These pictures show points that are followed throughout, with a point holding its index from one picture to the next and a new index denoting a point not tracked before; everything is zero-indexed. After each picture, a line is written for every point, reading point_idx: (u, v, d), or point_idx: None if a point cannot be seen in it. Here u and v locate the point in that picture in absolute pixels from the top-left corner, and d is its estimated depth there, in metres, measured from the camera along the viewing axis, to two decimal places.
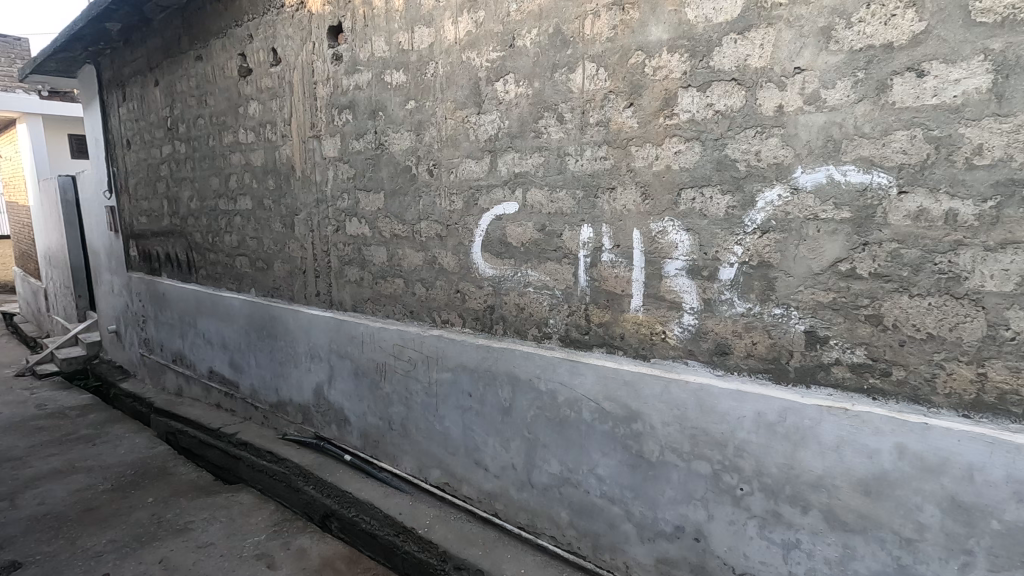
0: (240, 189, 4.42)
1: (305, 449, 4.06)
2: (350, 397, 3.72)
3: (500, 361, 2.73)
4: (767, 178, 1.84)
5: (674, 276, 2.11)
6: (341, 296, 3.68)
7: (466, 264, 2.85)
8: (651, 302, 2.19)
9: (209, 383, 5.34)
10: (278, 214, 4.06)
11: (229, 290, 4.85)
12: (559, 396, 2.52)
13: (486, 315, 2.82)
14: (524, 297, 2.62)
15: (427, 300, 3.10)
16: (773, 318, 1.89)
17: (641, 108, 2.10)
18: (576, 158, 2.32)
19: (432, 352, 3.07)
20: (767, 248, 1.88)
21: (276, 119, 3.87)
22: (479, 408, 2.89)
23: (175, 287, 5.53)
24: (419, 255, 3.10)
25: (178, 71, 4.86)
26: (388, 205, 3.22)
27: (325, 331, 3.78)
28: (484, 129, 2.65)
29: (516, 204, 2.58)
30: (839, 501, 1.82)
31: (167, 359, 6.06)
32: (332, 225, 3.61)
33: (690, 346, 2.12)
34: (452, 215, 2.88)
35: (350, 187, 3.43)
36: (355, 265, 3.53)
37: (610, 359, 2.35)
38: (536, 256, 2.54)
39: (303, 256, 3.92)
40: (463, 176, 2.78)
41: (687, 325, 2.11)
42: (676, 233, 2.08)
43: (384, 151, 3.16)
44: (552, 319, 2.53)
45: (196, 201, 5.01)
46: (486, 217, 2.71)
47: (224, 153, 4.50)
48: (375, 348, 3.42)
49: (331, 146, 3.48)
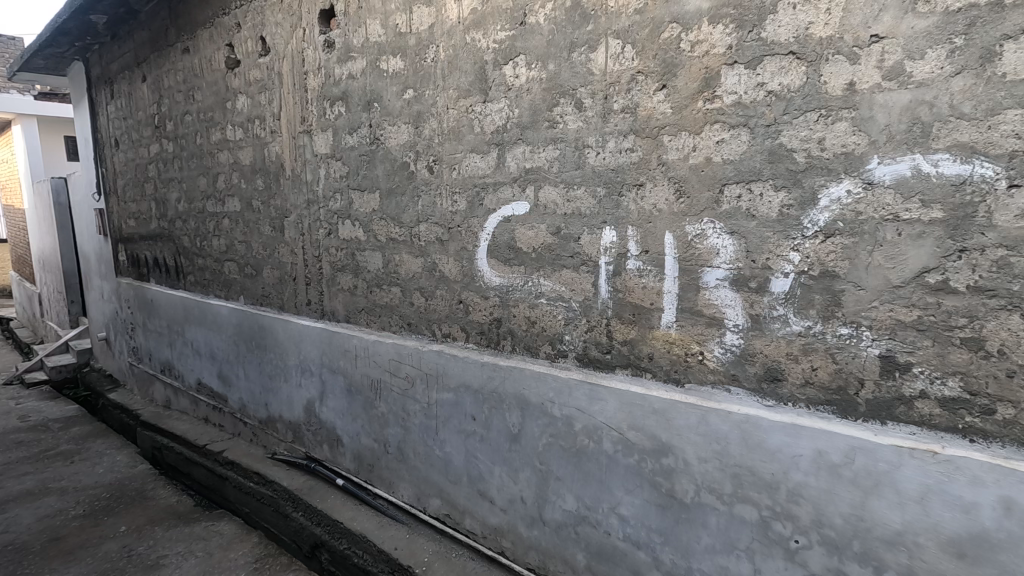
0: (228, 190, 4.13)
1: (295, 471, 3.75)
2: (343, 416, 3.41)
3: (508, 381, 2.42)
4: (833, 171, 1.53)
5: (714, 288, 1.79)
6: (333, 306, 3.38)
7: (470, 271, 2.54)
8: (686, 317, 1.87)
9: (197, 396, 5.04)
10: (268, 217, 3.76)
11: (217, 297, 4.55)
12: (575, 422, 2.21)
13: (492, 330, 2.50)
14: (535, 309, 2.30)
15: (427, 312, 2.79)
16: (838, 338, 1.58)
17: (675, 91, 1.80)
18: (596, 150, 2.02)
19: (432, 369, 2.76)
20: (831, 255, 1.56)
21: (265, 114, 3.58)
22: (484, 433, 2.58)
23: (163, 293, 5.24)
24: (417, 261, 2.79)
25: (165, 66, 4.59)
26: (383, 205, 2.92)
27: (317, 344, 3.48)
28: (490, 120, 2.34)
29: (526, 204, 2.27)
30: (923, 563, 1.49)
31: (156, 369, 5.77)
32: (324, 228, 3.31)
33: (732, 370, 1.80)
34: (453, 217, 2.57)
35: (344, 186, 3.13)
36: (348, 272, 3.22)
37: (636, 382, 2.03)
38: (549, 263, 2.22)
39: (293, 261, 3.62)
40: (467, 173, 2.47)
41: (730, 345, 1.79)
42: (717, 236, 1.76)
43: (380, 146, 2.86)
44: (567, 334, 2.22)
45: (184, 203, 4.73)
46: (492, 219, 2.41)
47: (212, 151, 4.21)
48: (369, 363, 3.12)
49: (322, 142, 3.19)
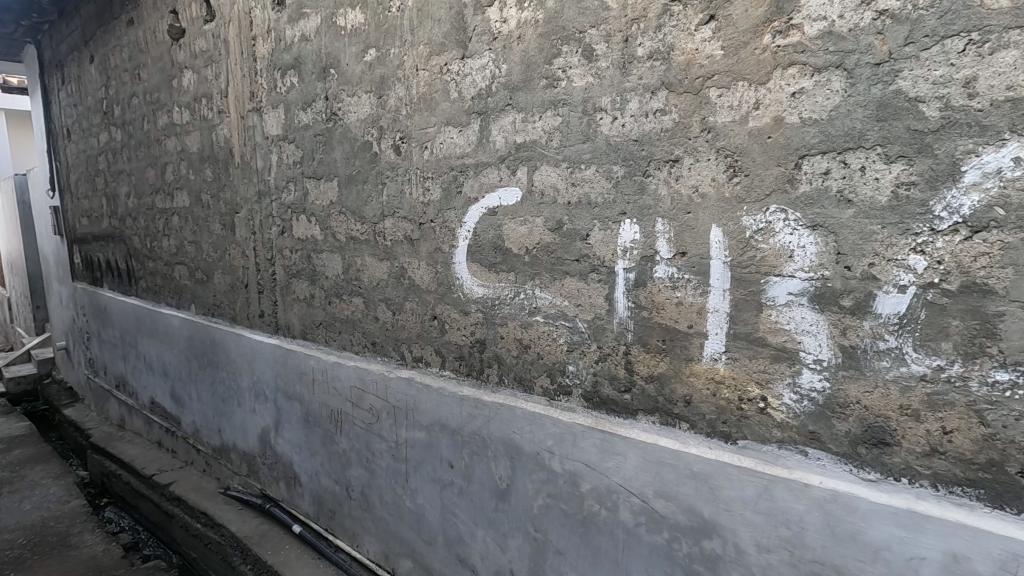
0: (176, 182, 3.57)
1: (248, 512, 3.19)
2: (300, 450, 2.85)
3: (493, 422, 1.87)
4: (990, 128, 0.98)
5: (785, 307, 1.25)
6: (288, 319, 2.82)
7: (445, 279, 1.99)
8: (742, 346, 1.32)
9: (150, 416, 4.47)
10: (217, 212, 3.21)
11: (168, 306, 3.99)
12: (582, 482, 1.65)
13: (473, 355, 1.95)
14: (529, 329, 1.75)
15: (395, 328, 2.24)
16: (989, 388, 1.03)
17: (728, 22, 1.25)
18: (613, 115, 1.47)
19: (400, 400, 2.20)
20: (982, 259, 1.01)
21: (212, 91, 3.03)
22: (464, 485, 2.03)
23: (115, 301, 4.68)
24: (383, 266, 2.24)
25: (111, 43, 4.04)
26: (342, 196, 2.37)
27: (272, 364, 2.92)
28: (470, 81, 1.80)
29: (517, 191, 1.72)
30: None
31: (110, 385, 5.19)
32: (277, 225, 2.76)
33: (811, 425, 1.25)
34: (425, 209, 2.02)
35: (298, 174, 2.58)
36: (304, 279, 2.67)
37: (667, 433, 1.48)
38: (547, 269, 1.67)
39: (244, 265, 3.06)
40: (441, 152, 1.92)
41: (810, 390, 1.23)
42: (791, 233, 1.22)
43: (338, 123, 2.31)
44: (569, 364, 1.67)
45: (133, 199, 4.17)
46: (473, 212, 1.86)
47: (159, 137, 3.66)
48: (329, 389, 2.56)
49: (273, 121, 2.64)
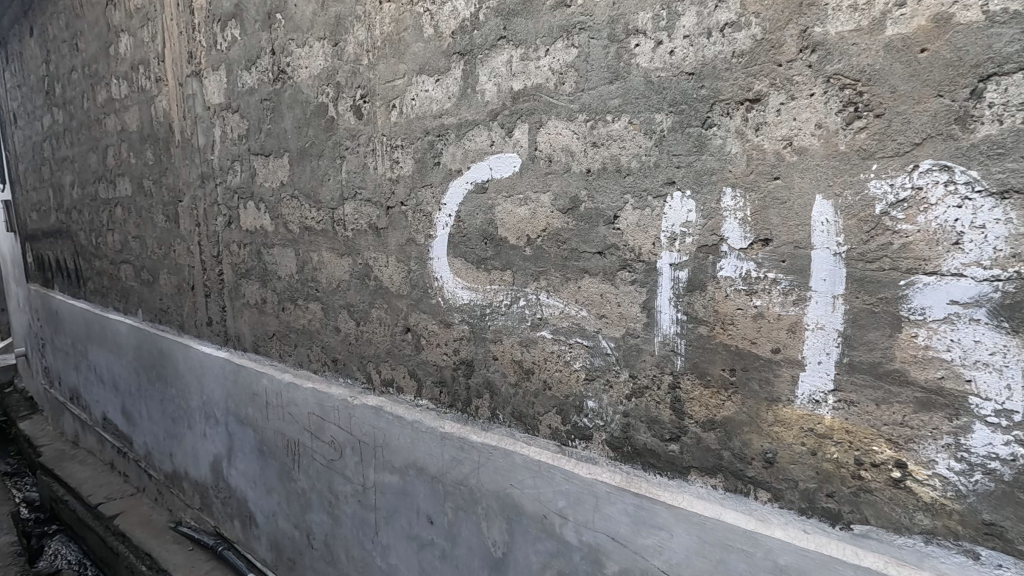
0: (117, 167, 3.08)
1: (198, 554, 2.71)
2: (255, 486, 2.37)
3: (484, 471, 1.40)
4: None
5: (946, 324, 0.78)
6: (238, 328, 2.34)
7: (420, 280, 1.52)
8: (863, 383, 0.86)
9: (103, 435, 3.97)
10: (160, 201, 2.71)
11: (116, 310, 3.49)
12: (607, 561, 1.19)
13: (456, 380, 1.48)
14: (531, 349, 1.28)
15: (359, 342, 1.76)
16: None
17: None
18: (656, 39, 1.00)
19: (368, 433, 1.74)
20: None
21: (149, 55, 2.54)
22: (448, 548, 1.56)
23: (64, 304, 4.17)
24: (343, 263, 1.76)
25: (49, 11, 3.53)
26: (294, 176, 1.89)
27: (221, 382, 2.45)
28: (449, 11, 1.32)
29: (512, 159, 1.25)
30: None
31: (65, 397, 4.69)
32: (223, 215, 2.28)
33: (986, 513, 0.78)
34: (393, 188, 1.55)
35: (244, 151, 2.09)
36: (254, 280, 2.19)
37: (735, 505, 1.01)
38: (557, 266, 1.20)
39: (190, 264, 2.58)
40: (414, 111, 1.45)
41: (987, 457, 0.77)
42: (961, 205, 0.75)
43: (286, 82, 1.83)
44: (588, 398, 1.20)
45: (78, 189, 3.67)
46: (455, 188, 1.38)
47: (99, 116, 3.16)
48: (284, 415, 2.09)
49: (213, 86, 2.16)
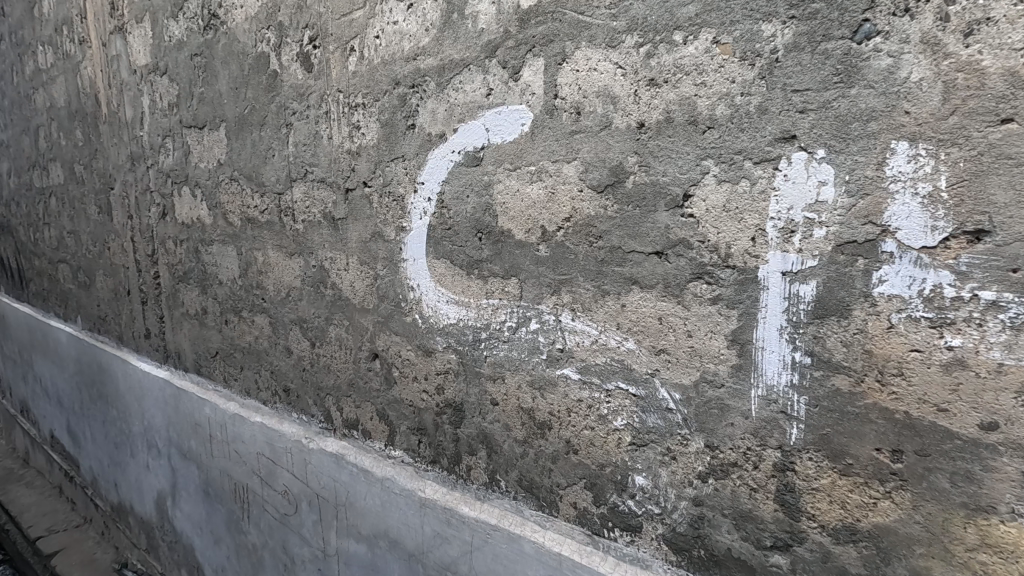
0: (49, 151, 2.63)
1: None
2: (202, 533, 1.96)
3: (478, 559, 1.00)
4: None
5: None
6: (178, 342, 1.92)
7: (389, 289, 1.11)
8: None
9: (51, 455, 3.53)
10: (92, 189, 2.27)
11: (57, 316, 3.05)
12: None
13: (440, 428, 1.07)
14: (548, 394, 0.87)
15: (315, 367, 1.35)
16: None
17: None
18: None
19: (327, 488, 1.33)
20: None
21: (72, 12, 2.10)
22: None
23: (7, 307, 3.71)
24: (292, 265, 1.35)
25: None
26: (232, 152, 1.47)
27: (162, 407, 2.03)
28: None
29: (518, 114, 0.84)
30: None
31: (15, 410, 4.23)
32: (156, 204, 1.85)
33: None
34: (353, 164, 1.13)
35: (175, 124, 1.66)
36: (193, 284, 1.77)
37: None
38: (588, 275, 0.80)
39: (125, 265, 2.15)
40: (378, 55, 1.04)
41: None
42: None
43: (219, 29, 1.40)
44: (637, 473, 0.80)
45: (14, 179, 3.21)
46: (436, 161, 0.97)
47: (29, 92, 2.71)
48: (230, 454, 1.67)
49: (139, 43, 1.73)
